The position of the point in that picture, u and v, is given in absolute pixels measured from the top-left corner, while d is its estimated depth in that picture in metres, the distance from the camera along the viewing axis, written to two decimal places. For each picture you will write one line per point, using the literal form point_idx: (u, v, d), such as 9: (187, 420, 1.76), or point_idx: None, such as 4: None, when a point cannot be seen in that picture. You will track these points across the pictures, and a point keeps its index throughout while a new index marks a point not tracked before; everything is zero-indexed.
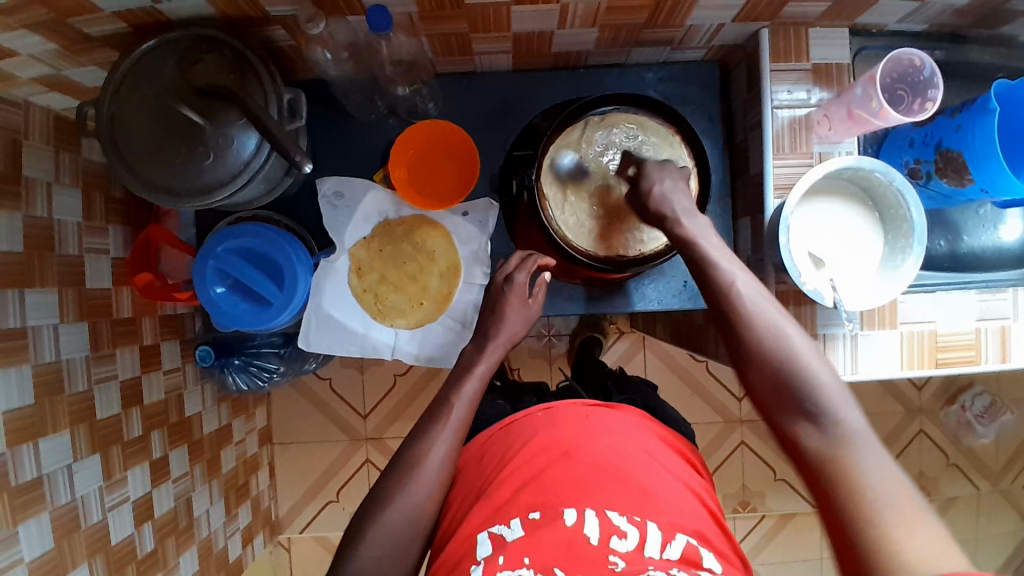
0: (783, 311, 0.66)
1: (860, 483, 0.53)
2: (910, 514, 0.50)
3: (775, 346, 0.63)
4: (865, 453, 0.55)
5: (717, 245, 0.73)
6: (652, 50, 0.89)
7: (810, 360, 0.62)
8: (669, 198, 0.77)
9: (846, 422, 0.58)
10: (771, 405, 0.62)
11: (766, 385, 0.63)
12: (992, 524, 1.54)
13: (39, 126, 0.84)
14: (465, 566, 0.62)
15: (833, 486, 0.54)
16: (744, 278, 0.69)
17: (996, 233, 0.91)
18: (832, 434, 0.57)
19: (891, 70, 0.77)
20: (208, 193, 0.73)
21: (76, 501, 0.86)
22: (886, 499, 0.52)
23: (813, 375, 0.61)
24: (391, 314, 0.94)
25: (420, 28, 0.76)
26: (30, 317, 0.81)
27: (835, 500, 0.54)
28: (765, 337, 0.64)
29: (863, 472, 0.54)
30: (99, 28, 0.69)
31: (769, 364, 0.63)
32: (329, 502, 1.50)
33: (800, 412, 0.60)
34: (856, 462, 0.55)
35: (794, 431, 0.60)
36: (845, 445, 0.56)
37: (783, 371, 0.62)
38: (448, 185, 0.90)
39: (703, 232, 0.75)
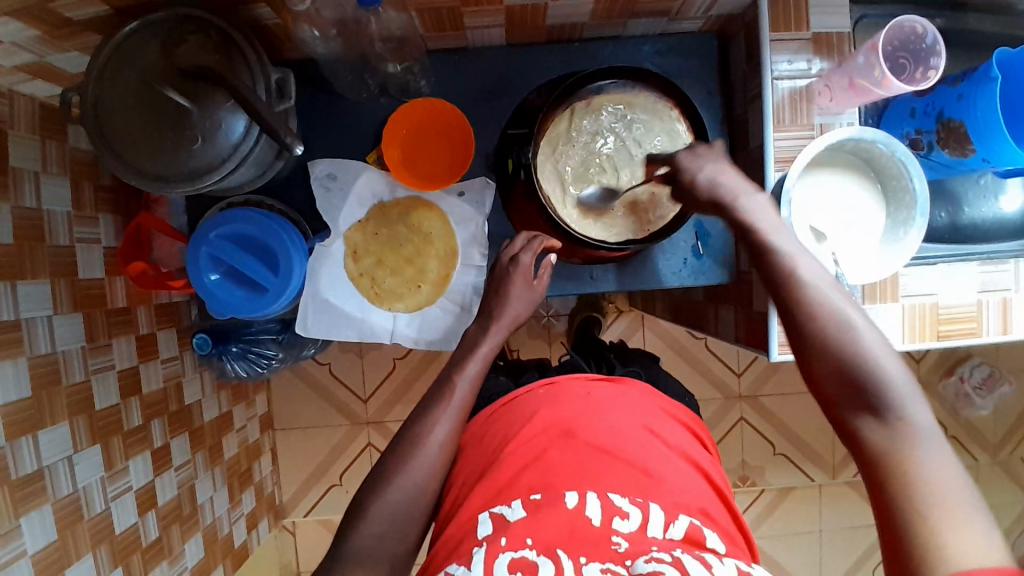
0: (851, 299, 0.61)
1: (921, 490, 0.50)
2: (964, 521, 0.48)
3: (841, 336, 0.59)
4: (935, 458, 0.52)
5: (777, 225, 0.68)
6: (649, 22, 0.86)
7: (877, 347, 0.58)
8: (719, 181, 0.72)
9: (914, 421, 0.54)
10: (832, 401, 0.58)
11: (830, 381, 0.58)
12: (989, 494, 1.55)
13: (23, 113, 0.82)
14: (466, 546, 0.61)
15: (895, 490, 0.51)
16: (806, 262, 0.64)
17: (996, 203, 0.90)
18: (900, 435, 0.53)
19: (892, 39, 0.76)
20: (197, 178, 0.72)
21: (78, 492, 0.86)
22: (954, 510, 0.48)
23: (882, 371, 0.56)
24: (389, 298, 0.93)
25: (410, 2, 0.74)
26: (23, 308, 0.80)
27: (894, 505, 0.51)
28: (828, 321, 0.60)
29: (932, 476, 0.51)
30: (80, 11, 0.67)
31: (833, 357, 0.58)
32: (332, 485, 1.51)
33: (865, 405, 0.56)
34: (924, 465, 0.51)
35: (858, 428, 0.56)
36: (913, 446, 0.53)
37: (849, 366, 0.57)
38: (442, 164, 0.88)
39: (764, 211, 0.69)
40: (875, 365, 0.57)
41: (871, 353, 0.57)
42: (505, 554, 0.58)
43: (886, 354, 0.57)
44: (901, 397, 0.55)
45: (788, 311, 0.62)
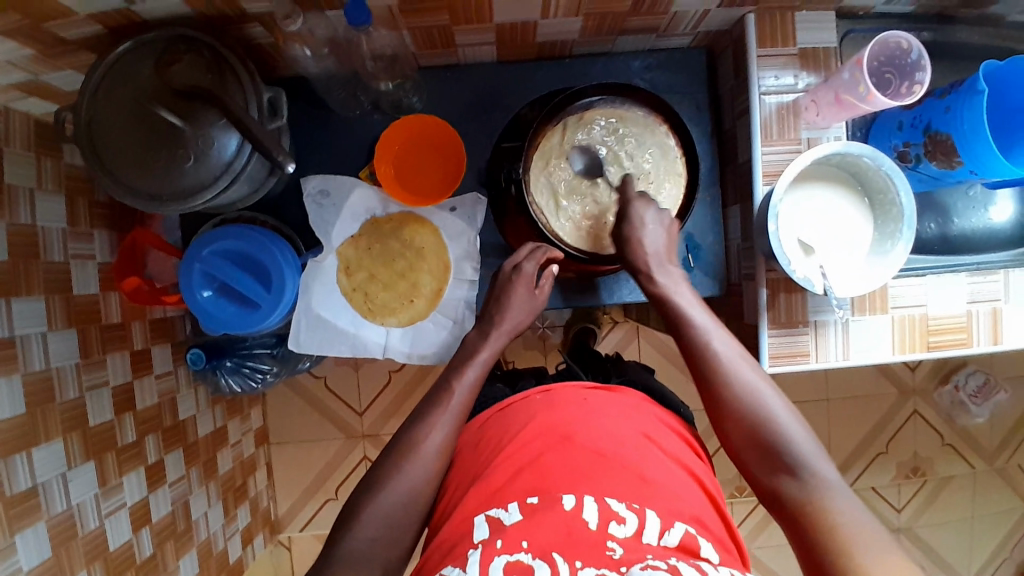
0: (761, 374, 0.71)
1: (836, 526, 0.59)
2: (878, 550, 0.56)
3: (752, 405, 0.68)
4: (842, 501, 0.60)
5: (690, 299, 0.78)
6: (638, 38, 0.87)
7: (779, 409, 0.68)
8: (646, 242, 0.80)
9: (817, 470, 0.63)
10: (755, 467, 0.67)
11: (748, 447, 0.67)
12: (986, 502, 1.55)
13: (19, 131, 0.83)
14: (461, 549, 0.61)
15: (811, 533, 0.60)
16: (720, 339, 0.74)
17: (986, 214, 0.91)
18: (811, 486, 0.63)
19: (878, 54, 0.76)
20: (189, 196, 0.72)
21: (72, 509, 0.86)
22: (864, 543, 0.56)
23: (787, 435, 0.66)
24: (382, 312, 0.93)
25: (401, 22, 0.75)
26: (17, 326, 0.80)
27: (815, 544, 0.59)
28: (744, 390, 0.69)
29: (840, 517, 0.59)
30: (75, 31, 0.68)
31: (744, 422, 0.68)
32: (328, 499, 1.50)
33: (781, 466, 0.65)
34: (832, 506, 0.60)
35: (778, 487, 0.64)
36: (823, 493, 0.62)
37: (758, 430, 0.67)
38: (434, 180, 0.89)
39: (676, 285, 0.79)
40: (779, 424, 0.67)
41: (775, 419, 0.67)
42: (500, 557, 0.58)
43: (790, 420, 0.67)
44: (807, 456, 0.64)
45: (708, 383, 0.71)
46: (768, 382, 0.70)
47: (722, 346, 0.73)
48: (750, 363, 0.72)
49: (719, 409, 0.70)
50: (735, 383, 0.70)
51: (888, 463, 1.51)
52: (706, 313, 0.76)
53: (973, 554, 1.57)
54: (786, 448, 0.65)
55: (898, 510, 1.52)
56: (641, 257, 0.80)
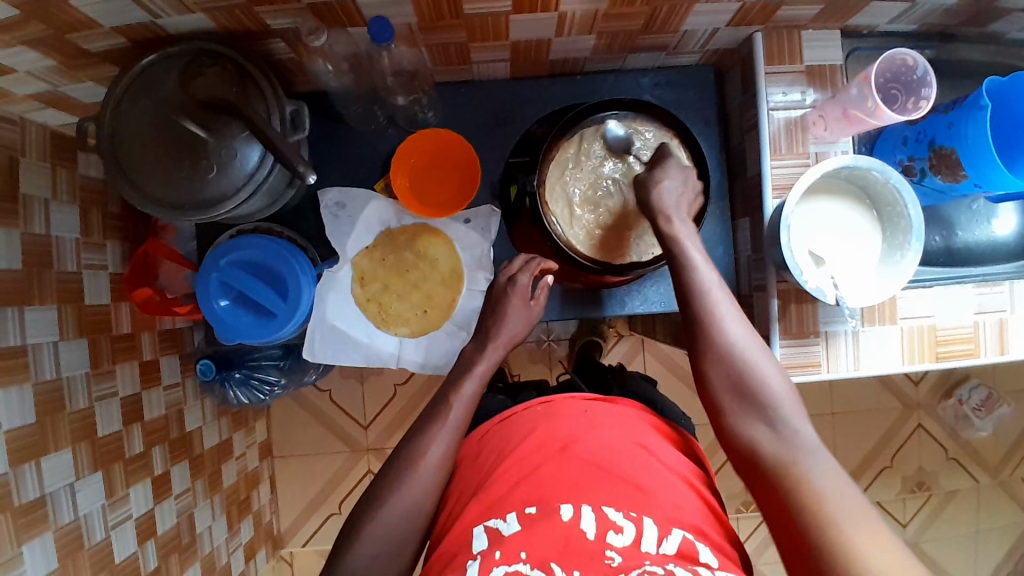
0: (750, 329, 0.71)
1: (813, 485, 0.60)
2: (852, 512, 0.57)
3: (738, 359, 0.69)
4: (816, 462, 0.62)
5: (699, 250, 0.77)
6: (649, 56, 0.89)
7: (765, 367, 0.69)
8: (668, 195, 0.80)
9: (798, 432, 0.65)
10: (735, 420, 0.68)
11: (730, 400, 0.69)
12: (991, 516, 1.55)
13: (35, 142, 0.84)
14: (460, 561, 0.62)
15: (789, 488, 0.61)
16: (719, 289, 0.74)
17: (989, 227, 0.92)
18: (788, 444, 0.64)
19: (884, 71, 0.79)
20: (211, 206, 0.73)
21: (80, 519, 0.85)
22: (837, 500, 0.58)
23: (770, 389, 0.67)
24: (395, 322, 0.94)
25: (420, 38, 0.76)
26: (30, 334, 0.81)
27: (787, 500, 0.60)
28: (733, 346, 0.70)
29: (813, 476, 0.61)
30: (98, 43, 0.69)
31: (730, 375, 0.69)
32: (331, 514, 1.49)
33: (763, 422, 0.66)
34: (810, 466, 0.62)
35: (753, 443, 0.66)
36: (801, 452, 0.63)
37: (741, 384, 0.68)
38: (449, 192, 0.90)
39: (689, 235, 0.78)
40: (764, 381, 0.68)
41: (761, 374, 0.68)
42: (500, 567, 0.59)
43: (775, 380, 0.68)
44: (790, 416, 0.66)
45: (697, 332, 0.72)
46: (757, 343, 0.71)
47: (722, 302, 0.73)
48: (740, 318, 0.72)
49: (706, 360, 0.71)
50: (726, 334, 0.70)
51: (894, 477, 1.52)
52: (710, 266, 0.76)
53: (979, 570, 1.56)
54: (770, 403, 0.66)
55: (904, 525, 1.52)
56: (662, 205, 0.80)
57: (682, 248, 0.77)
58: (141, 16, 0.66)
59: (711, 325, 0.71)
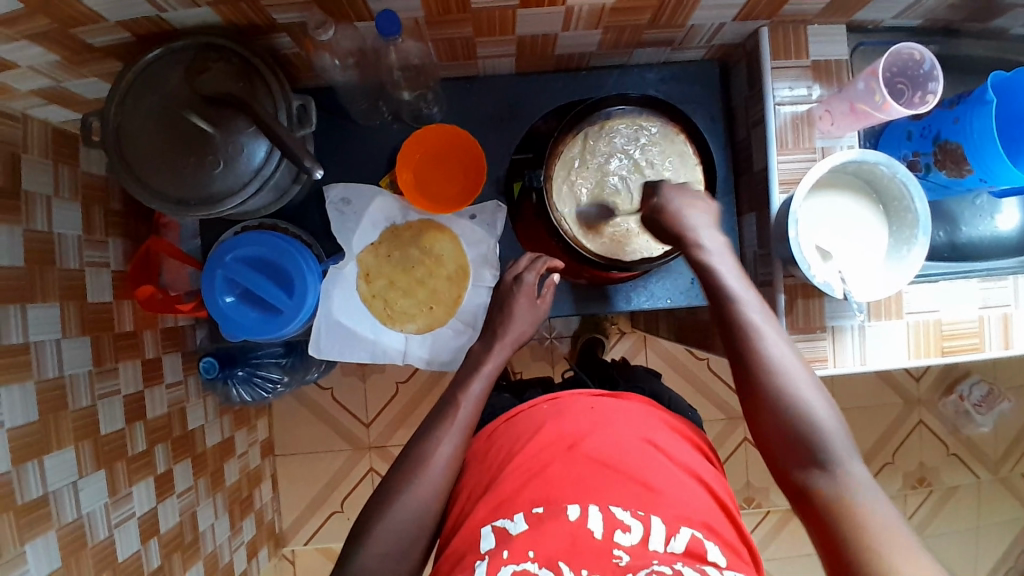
0: (799, 361, 0.70)
1: (868, 526, 0.58)
2: (911, 555, 0.55)
3: (784, 390, 0.67)
4: (870, 497, 0.60)
5: (734, 271, 0.76)
6: (654, 51, 0.89)
7: (816, 402, 0.67)
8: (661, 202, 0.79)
9: (851, 472, 0.63)
10: (787, 458, 0.66)
11: (777, 434, 0.67)
12: (992, 512, 1.56)
13: (37, 138, 0.83)
14: (469, 561, 0.62)
15: (842, 529, 0.59)
16: (763, 317, 0.72)
17: (992, 222, 0.92)
18: (840, 482, 0.62)
19: (891, 65, 0.79)
20: (218, 201, 0.73)
21: (83, 518, 0.85)
22: (894, 542, 0.56)
23: (822, 426, 0.65)
24: (400, 318, 0.94)
25: (426, 32, 0.76)
26: (32, 331, 0.80)
27: (839, 536, 0.59)
28: (784, 382, 0.68)
29: (867, 511, 0.59)
30: (102, 37, 0.69)
31: (778, 408, 0.67)
32: (333, 512, 1.49)
33: (814, 462, 0.64)
34: (864, 506, 0.60)
35: (803, 477, 0.64)
36: (854, 491, 0.61)
37: (789, 416, 0.66)
38: (454, 188, 0.90)
39: (721, 253, 0.77)
40: (815, 417, 0.66)
41: (809, 404, 0.66)
42: (507, 567, 0.59)
43: (828, 416, 0.66)
44: (843, 456, 0.64)
45: (743, 363, 0.71)
46: (808, 378, 0.69)
47: (770, 335, 0.71)
48: (789, 349, 0.70)
49: (755, 397, 0.69)
50: (771, 362, 0.69)
51: (895, 473, 1.52)
52: (750, 290, 0.75)
53: (979, 565, 1.57)
54: (821, 440, 0.65)
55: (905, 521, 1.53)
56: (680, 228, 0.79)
57: (715, 273, 0.75)
58: (146, 10, 0.66)
59: (755, 353, 0.70)
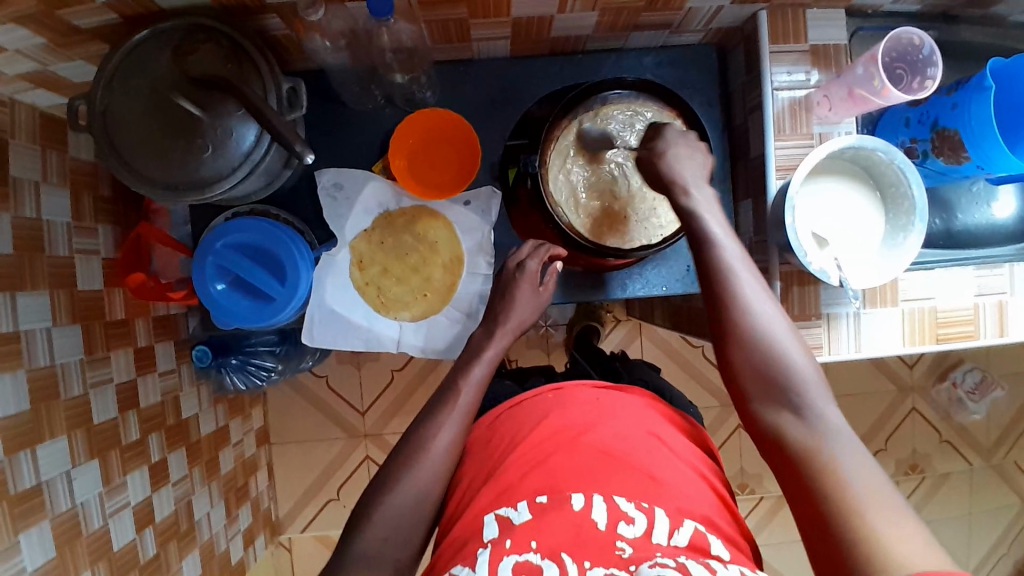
0: (778, 309, 0.68)
1: (840, 474, 0.57)
2: (881, 502, 0.54)
3: (765, 342, 0.66)
4: (848, 452, 0.59)
5: (719, 221, 0.73)
6: (651, 35, 0.88)
7: (792, 349, 0.66)
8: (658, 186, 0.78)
9: (824, 418, 0.62)
10: (759, 404, 0.65)
11: (755, 388, 0.65)
12: (983, 498, 1.57)
13: (24, 123, 0.82)
14: (471, 548, 0.61)
15: (814, 476, 0.58)
16: (742, 264, 0.70)
17: (988, 210, 0.92)
18: (814, 429, 0.61)
19: (891, 50, 0.78)
20: (207, 186, 0.72)
21: (76, 507, 0.84)
22: (866, 490, 0.55)
23: (798, 375, 0.64)
24: (395, 306, 0.93)
25: (419, 14, 0.75)
26: (22, 320, 0.79)
27: (816, 490, 0.57)
28: (760, 330, 0.66)
29: (841, 463, 0.58)
30: (89, 19, 0.67)
31: (755, 357, 0.66)
32: (329, 500, 1.49)
33: (788, 409, 0.63)
34: (836, 454, 0.59)
35: (782, 432, 0.63)
36: (827, 439, 0.60)
37: (769, 368, 0.65)
38: (448, 174, 0.89)
39: (708, 207, 0.75)
40: (791, 365, 0.65)
41: (789, 358, 0.65)
42: (510, 557, 0.58)
43: (806, 365, 0.65)
44: (817, 402, 0.63)
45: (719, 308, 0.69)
46: (786, 326, 0.67)
47: (748, 282, 0.69)
48: (766, 294, 0.69)
49: (730, 344, 0.68)
50: (750, 314, 0.67)
51: (888, 459, 1.53)
52: (730, 234, 0.72)
53: (970, 551, 1.58)
54: (795, 387, 0.64)
55: None
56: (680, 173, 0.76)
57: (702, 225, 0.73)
58: None
59: (734, 304, 0.68)
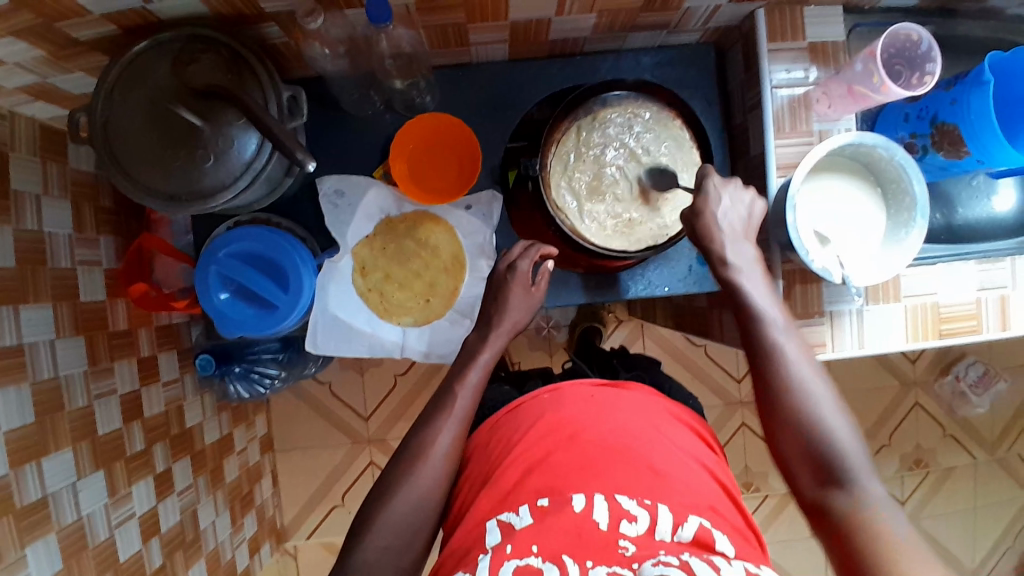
0: (825, 377, 0.68)
1: (890, 547, 0.56)
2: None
3: (806, 407, 0.66)
4: (893, 521, 0.58)
5: (760, 287, 0.74)
6: (649, 35, 0.88)
7: (839, 420, 0.65)
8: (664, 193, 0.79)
9: (871, 491, 0.61)
10: (806, 475, 0.65)
11: (799, 455, 0.65)
12: (989, 491, 1.57)
13: (24, 135, 0.82)
14: (473, 555, 0.61)
15: (863, 547, 0.57)
16: (785, 332, 0.71)
17: (989, 204, 0.92)
18: (862, 502, 0.60)
19: (889, 46, 0.78)
20: (209, 196, 0.72)
21: (83, 519, 0.84)
22: (919, 564, 0.54)
23: (845, 446, 0.64)
24: (397, 312, 0.93)
25: (417, 19, 0.75)
26: (25, 333, 0.79)
27: (861, 560, 0.57)
28: (808, 402, 0.66)
29: (889, 535, 0.57)
30: (88, 31, 0.67)
31: (801, 426, 0.66)
32: (334, 506, 1.49)
33: (835, 481, 0.63)
34: (885, 527, 0.58)
35: (826, 498, 0.63)
36: (876, 512, 0.59)
37: (811, 433, 0.65)
38: (449, 178, 0.89)
39: (749, 269, 0.75)
40: (838, 437, 0.64)
41: (832, 423, 0.65)
42: (511, 561, 0.57)
43: (852, 437, 0.64)
44: (864, 476, 0.62)
45: (764, 377, 0.69)
46: (833, 396, 0.67)
47: (791, 348, 0.70)
48: (812, 363, 0.69)
49: (775, 412, 0.68)
50: (792, 379, 0.68)
51: (892, 455, 1.53)
52: (774, 302, 0.73)
53: (977, 545, 1.58)
54: (842, 460, 0.63)
55: (902, 501, 1.54)
56: (717, 241, 0.75)
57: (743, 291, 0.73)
58: (131, 1, 0.64)
59: (776, 369, 0.68)
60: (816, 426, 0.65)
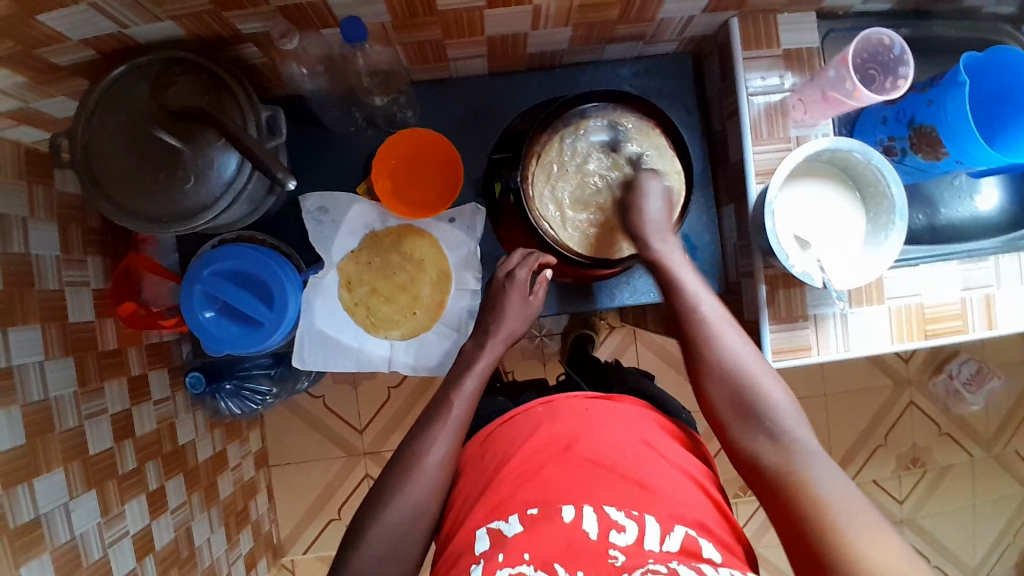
0: (745, 340, 0.74)
1: (818, 496, 0.61)
2: (860, 522, 0.58)
3: (735, 368, 0.71)
4: (822, 469, 0.63)
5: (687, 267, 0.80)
6: (626, 46, 0.89)
7: (761, 376, 0.71)
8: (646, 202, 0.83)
9: (797, 441, 0.66)
10: (737, 432, 0.70)
11: (729, 412, 0.71)
12: (987, 489, 1.57)
13: (8, 158, 0.82)
14: (465, 562, 0.62)
15: (794, 498, 0.62)
16: (710, 304, 0.77)
17: (972, 203, 0.93)
18: (790, 454, 0.66)
19: (862, 51, 0.79)
20: (190, 216, 0.72)
21: (76, 539, 0.84)
22: (842, 507, 0.60)
23: (769, 400, 0.69)
24: (384, 326, 0.94)
25: (394, 37, 0.76)
26: (14, 355, 0.79)
27: (794, 510, 0.62)
28: (730, 362, 0.72)
29: (818, 484, 0.62)
30: (68, 56, 0.68)
31: (727, 385, 0.71)
32: (331, 520, 1.48)
33: (764, 434, 0.68)
34: (812, 476, 0.63)
35: (756, 451, 0.68)
36: (803, 462, 0.65)
37: (737, 391, 0.70)
38: (432, 193, 0.90)
39: (675, 255, 0.81)
40: (760, 391, 0.70)
41: (756, 381, 0.70)
42: (504, 569, 0.58)
43: (775, 391, 0.70)
44: (791, 428, 0.67)
45: (692, 346, 0.75)
46: (756, 357, 0.73)
47: (716, 319, 0.75)
48: (734, 328, 0.75)
49: (703, 376, 0.73)
50: (720, 345, 0.73)
51: (888, 455, 1.53)
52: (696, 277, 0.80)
53: (977, 543, 1.58)
54: (767, 414, 0.68)
55: (900, 501, 1.53)
56: (649, 224, 0.82)
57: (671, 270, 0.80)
58: (109, 27, 0.65)
59: (704, 338, 0.74)
60: (739, 384, 0.70)
